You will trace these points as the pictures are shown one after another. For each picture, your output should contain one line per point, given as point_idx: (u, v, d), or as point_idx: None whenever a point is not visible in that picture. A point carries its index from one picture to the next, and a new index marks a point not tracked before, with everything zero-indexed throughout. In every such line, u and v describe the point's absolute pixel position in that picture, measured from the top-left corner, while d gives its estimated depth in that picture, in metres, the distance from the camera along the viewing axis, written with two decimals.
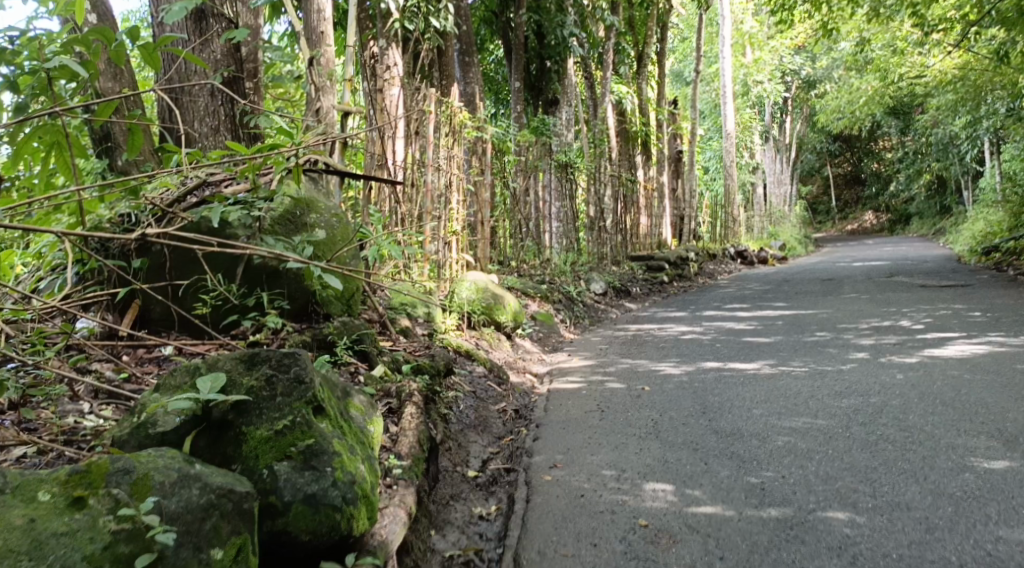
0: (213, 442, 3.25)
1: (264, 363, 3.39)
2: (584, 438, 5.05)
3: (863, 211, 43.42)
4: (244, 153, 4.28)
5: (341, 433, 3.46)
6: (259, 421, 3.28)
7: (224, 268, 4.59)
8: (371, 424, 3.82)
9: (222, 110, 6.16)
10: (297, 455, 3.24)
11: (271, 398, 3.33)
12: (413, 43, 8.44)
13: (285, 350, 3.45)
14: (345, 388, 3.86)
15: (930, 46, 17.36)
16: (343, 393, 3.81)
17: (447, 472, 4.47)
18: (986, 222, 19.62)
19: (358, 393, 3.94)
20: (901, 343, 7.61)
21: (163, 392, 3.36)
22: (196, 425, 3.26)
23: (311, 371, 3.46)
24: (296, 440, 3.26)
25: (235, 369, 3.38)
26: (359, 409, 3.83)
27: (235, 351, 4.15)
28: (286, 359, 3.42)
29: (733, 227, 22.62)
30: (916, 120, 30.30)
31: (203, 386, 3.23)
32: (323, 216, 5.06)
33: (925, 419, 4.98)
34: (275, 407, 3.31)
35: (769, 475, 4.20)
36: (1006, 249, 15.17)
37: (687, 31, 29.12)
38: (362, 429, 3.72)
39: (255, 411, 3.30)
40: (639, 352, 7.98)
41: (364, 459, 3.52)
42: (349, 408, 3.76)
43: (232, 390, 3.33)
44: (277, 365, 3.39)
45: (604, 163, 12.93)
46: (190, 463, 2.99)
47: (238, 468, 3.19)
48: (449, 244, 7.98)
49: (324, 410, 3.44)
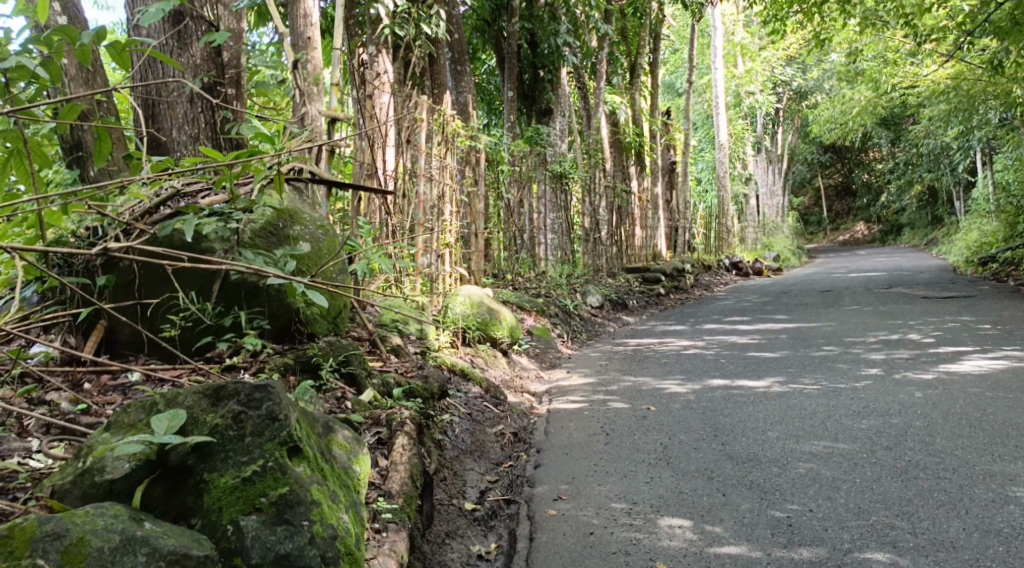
0: (170, 492, 2.91)
1: (232, 398, 3.04)
2: (588, 466, 4.70)
3: (855, 221, 43.22)
4: (221, 159, 3.91)
5: (321, 476, 3.11)
6: (224, 466, 2.93)
7: (197, 285, 4.22)
8: (357, 463, 3.47)
9: (201, 117, 5.78)
10: (268, 507, 2.90)
11: (239, 438, 2.98)
12: (402, 49, 8.11)
13: (255, 383, 3.09)
14: (328, 422, 3.51)
15: (923, 55, 17.13)
16: (325, 429, 3.46)
17: (442, 506, 4.12)
18: (980, 232, 19.36)
19: (343, 427, 3.57)
20: (914, 358, 7.27)
21: (114, 432, 3.02)
22: (150, 473, 2.93)
23: (285, 405, 3.10)
24: (267, 490, 2.92)
25: (198, 406, 3.03)
26: (343, 446, 3.47)
27: (207, 380, 3.80)
28: (257, 394, 3.06)
29: (727, 238, 22.34)
30: (908, 130, 30.08)
31: (158, 427, 2.88)
32: (307, 227, 4.73)
33: (955, 442, 4.65)
34: (243, 450, 2.96)
35: (795, 508, 3.85)
36: (1003, 259, 14.89)
37: (679, 43, 28.90)
38: (346, 469, 3.37)
39: (219, 454, 2.96)
40: (639, 368, 7.62)
41: (348, 507, 3.17)
42: (331, 445, 3.41)
43: (192, 430, 2.99)
44: (246, 400, 3.04)
45: (600, 174, 12.61)
46: (139, 522, 2.68)
47: (198, 523, 2.85)
48: (442, 257, 7.69)
49: (302, 451, 3.07)
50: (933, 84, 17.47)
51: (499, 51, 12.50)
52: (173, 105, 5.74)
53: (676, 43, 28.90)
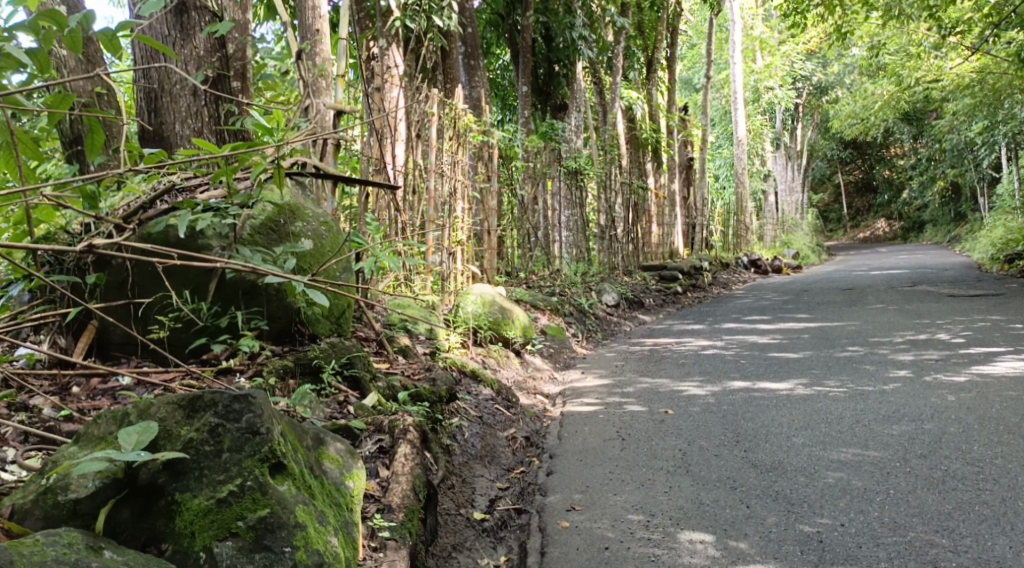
0: (139, 514, 2.73)
1: (208, 409, 2.88)
2: (603, 473, 4.53)
3: (875, 218, 42.73)
4: (214, 151, 3.70)
5: (307, 495, 2.96)
6: (200, 484, 2.78)
7: (192, 284, 4.04)
8: (351, 479, 3.30)
9: (206, 110, 5.42)
10: (245, 532, 2.76)
11: (216, 454, 2.83)
12: (413, 41, 7.91)
13: (236, 392, 2.93)
14: (319, 434, 3.33)
15: (946, 49, 16.75)
16: (315, 442, 3.29)
17: (449, 516, 3.97)
18: (1005, 229, 18.97)
19: (336, 439, 3.39)
20: (944, 359, 7.00)
21: (84, 444, 2.85)
22: (116, 492, 2.74)
23: (268, 417, 2.95)
24: (245, 512, 2.78)
25: (173, 418, 2.86)
26: (335, 461, 3.29)
27: (197, 384, 3.65)
28: (236, 405, 2.90)
29: (745, 235, 22.03)
30: (930, 125, 29.60)
31: (126, 442, 2.68)
32: (310, 224, 4.54)
33: (993, 450, 4.53)
34: (220, 467, 2.81)
35: (825, 523, 3.82)
36: None
37: (696, 38, 28.59)
38: (337, 485, 3.21)
39: (193, 473, 2.79)
40: (656, 369, 7.39)
41: (337, 528, 3.03)
42: (322, 459, 3.24)
43: (165, 445, 2.82)
44: (224, 412, 2.89)
45: (616, 170, 12.36)
46: (97, 552, 2.49)
47: (169, 550, 2.69)
48: (454, 255, 7.50)
49: (285, 468, 2.93)
50: (957, 78, 17.09)
51: (513, 45, 12.27)
52: (176, 97, 5.38)
53: (692, 39, 28.57)
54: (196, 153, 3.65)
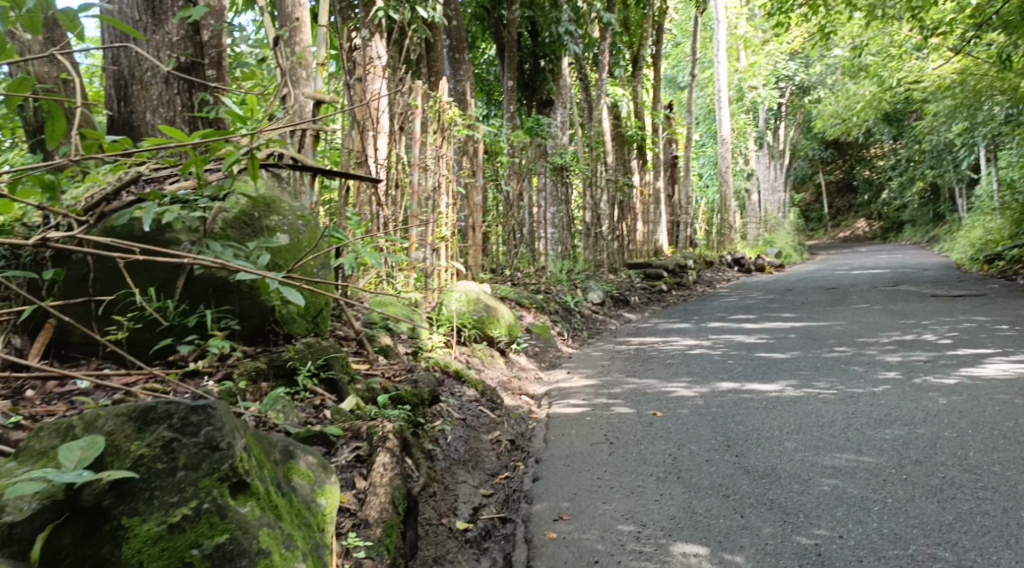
0: (82, 539, 2.53)
1: (161, 421, 2.71)
2: (591, 480, 4.35)
3: (856, 218, 42.82)
4: (183, 139, 3.46)
5: (272, 517, 2.78)
6: (151, 505, 2.59)
7: (157, 280, 3.83)
8: (323, 496, 3.12)
9: (178, 99, 5.21)
10: (201, 560, 2.56)
11: (169, 473, 2.65)
12: (397, 32, 7.71)
13: (194, 403, 2.76)
14: (288, 446, 3.15)
15: (929, 50, 16.69)
16: (284, 455, 3.11)
17: (431, 526, 3.78)
18: (984, 230, 18.94)
19: (307, 452, 3.21)
20: (933, 361, 6.87)
21: (24, 460, 2.63)
22: (57, 515, 2.54)
23: (229, 431, 2.77)
24: (200, 539, 2.59)
25: (122, 432, 2.67)
26: (305, 476, 3.11)
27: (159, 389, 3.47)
28: (193, 418, 2.73)
29: (729, 234, 21.94)
30: (912, 125, 29.64)
31: (68, 460, 2.49)
32: (286, 217, 4.33)
33: (990, 456, 4.38)
34: (174, 487, 2.63)
35: (823, 534, 3.65)
36: (1010, 257, 14.53)
37: (682, 36, 28.50)
38: (308, 503, 3.03)
39: (143, 494, 2.61)
40: (643, 370, 7.22)
41: (306, 552, 2.85)
42: (291, 475, 3.07)
43: (113, 461, 2.63)
44: (180, 426, 2.71)
45: (601, 168, 12.17)
46: None
47: None
48: (438, 251, 7.30)
49: (247, 488, 2.74)
50: (939, 79, 17.02)
51: (498, 39, 12.07)
52: (147, 85, 5.15)
53: (677, 37, 28.49)
54: (163, 142, 3.41)
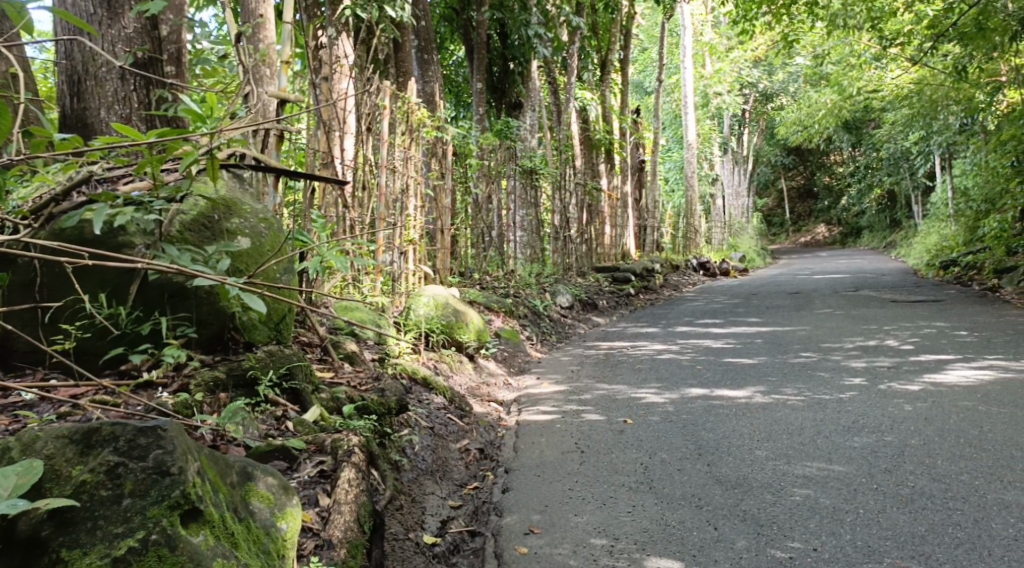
0: None
1: (106, 444, 2.66)
2: (561, 490, 4.25)
3: (816, 223, 43.22)
4: (138, 139, 3.32)
5: (227, 546, 2.71)
6: (95, 535, 2.53)
7: (108, 286, 3.66)
8: (283, 521, 3.00)
9: (134, 96, 5.04)
10: None
11: (115, 501, 2.58)
12: (364, 31, 7.57)
13: (142, 425, 2.70)
14: (246, 468, 3.04)
15: (887, 60, 16.87)
16: (242, 477, 3.00)
17: (398, 541, 3.65)
18: (940, 237, 19.17)
19: (267, 474, 3.09)
20: (897, 367, 6.86)
21: None
22: None
23: (180, 454, 2.70)
24: None
25: (64, 456, 2.64)
26: (265, 500, 3.00)
27: (108, 402, 3.35)
28: (141, 440, 2.67)
29: (695, 238, 21.99)
30: (871, 133, 30.01)
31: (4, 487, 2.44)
32: (247, 220, 4.18)
33: (958, 465, 4.34)
34: (120, 515, 2.56)
35: (798, 547, 3.58)
36: (965, 263, 14.71)
37: (648, 42, 28.62)
38: (266, 528, 2.93)
39: (85, 524, 2.54)
40: (613, 375, 7.13)
41: None
42: (249, 498, 2.96)
43: (53, 488, 2.59)
44: (126, 449, 2.65)
45: (569, 171, 12.10)
46: None
47: None
48: (405, 254, 7.17)
49: (200, 516, 2.67)
50: (897, 88, 17.21)
51: (467, 41, 11.96)
52: (101, 81, 4.97)
53: (644, 42, 28.58)
54: (117, 140, 3.28)
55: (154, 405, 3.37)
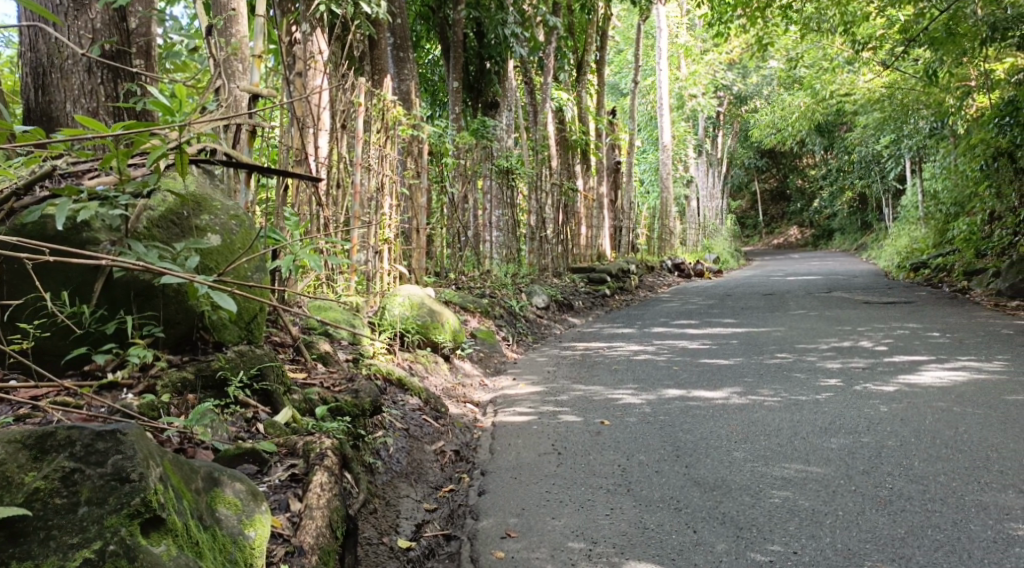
0: None
1: (62, 449, 2.57)
2: (538, 493, 4.18)
3: (788, 225, 43.51)
4: (104, 132, 3.22)
5: (191, 555, 2.62)
6: (48, 544, 2.44)
7: (72, 283, 3.54)
8: (251, 527, 2.93)
9: (101, 89, 4.92)
10: None
11: (71, 510, 2.50)
12: (339, 27, 7.47)
13: (102, 428, 2.62)
14: (212, 473, 2.96)
15: (859, 64, 16.98)
16: (208, 483, 2.92)
17: (372, 546, 3.57)
18: (910, 239, 19.34)
19: (235, 479, 3.02)
20: (871, 368, 6.87)
21: None
22: None
23: (142, 459, 2.62)
24: None
25: (16, 462, 2.54)
26: (232, 506, 2.93)
27: (70, 403, 3.24)
28: (100, 445, 2.58)
29: (669, 239, 22.02)
30: (842, 136, 30.28)
31: None
32: (217, 217, 4.08)
33: (935, 466, 4.32)
34: (77, 524, 2.48)
35: (778, 551, 3.53)
36: (935, 265, 14.85)
37: (624, 44, 28.65)
38: (233, 536, 2.85)
39: (39, 534, 2.46)
40: (589, 376, 7.07)
41: None
42: (215, 504, 2.89)
43: (6, 495, 2.49)
44: (84, 455, 2.57)
45: (545, 172, 12.05)
46: None
47: None
48: (380, 254, 7.08)
49: (162, 524, 2.59)
50: (869, 91, 17.33)
51: (443, 39, 11.88)
52: (67, 73, 4.85)
53: (620, 44, 28.62)
54: (82, 133, 3.18)
55: (118, 408, 3.27)
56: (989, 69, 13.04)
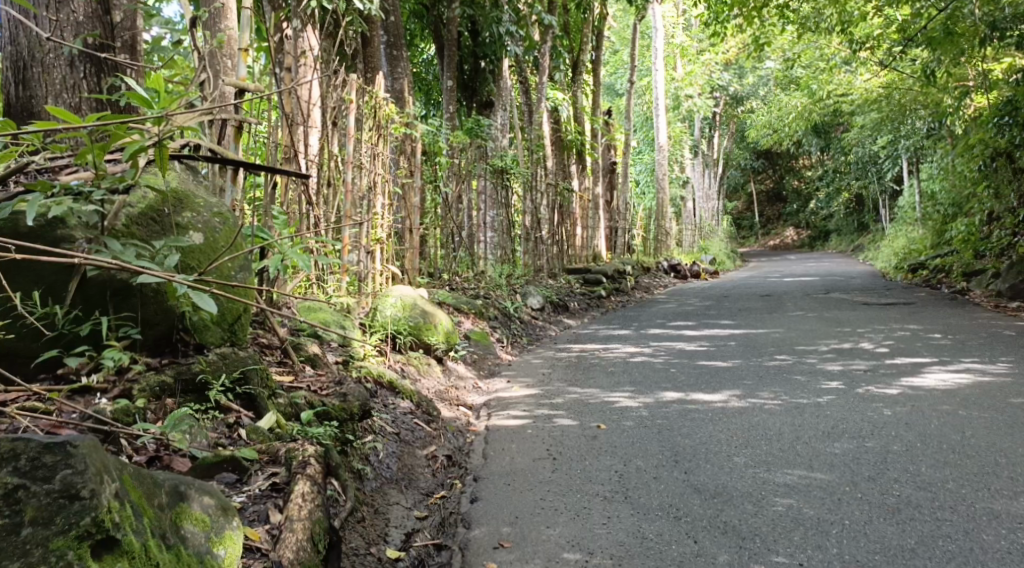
0: None
1: (5, 464, 2.40)
2: (533, 500, 4.05)
3: (784, 225, 43.46)
4: (77, 124, 3.06)
5: None
6: None
7: (45, 283, 3.40)
8: (220, 546, 2.81)
9: (85, 84, 4.77)
10: None
11: (15, 530, 2.35)
12: (331, 23, 7.31)
13: (52, 440, 2.45)
14: (177, 487, 2.82)
15: (855, 64, 16.85)
16: (172, 498, 2.78)
17: (358, 556, 3.43)
18: (908, 240, 19.23)
19: (203, 493, 2.89)
20: (872, 370, 6.73)
21: None
22: None
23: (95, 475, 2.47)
24: None
25: None
26: (199, 523, 2.80)
27: (38, 408, 3.11)
28: (48, 459, 2.42)
29: (665, 240, 21.88)
30: (838, 137, 30.21)
31: None
32: (200, 215, 3.94)
33: (943, 472, 4.19)
34: (20, 545, 2.33)
35: (782, 562, 3.40)
36: (933, 266, 14.74)
37: (621, 44, 28.51)
38: (200, 555, 2.73)
39: None
40: (585, 378, 6.94)
41: None
42: (181, 521, 2.75)
43: None
44: (30, 469, 2.41)
45: (541, 172, 11.92)
46: None
47: None
48: (372, 254, 6.95)
49: (118, 544, 2.45)
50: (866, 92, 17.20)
51: (438, 38, 11.73)
52: (49, 68, 4.69)
53: (616, 44, 28.50)
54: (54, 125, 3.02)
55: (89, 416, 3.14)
56: (987, 70, 12.91)
